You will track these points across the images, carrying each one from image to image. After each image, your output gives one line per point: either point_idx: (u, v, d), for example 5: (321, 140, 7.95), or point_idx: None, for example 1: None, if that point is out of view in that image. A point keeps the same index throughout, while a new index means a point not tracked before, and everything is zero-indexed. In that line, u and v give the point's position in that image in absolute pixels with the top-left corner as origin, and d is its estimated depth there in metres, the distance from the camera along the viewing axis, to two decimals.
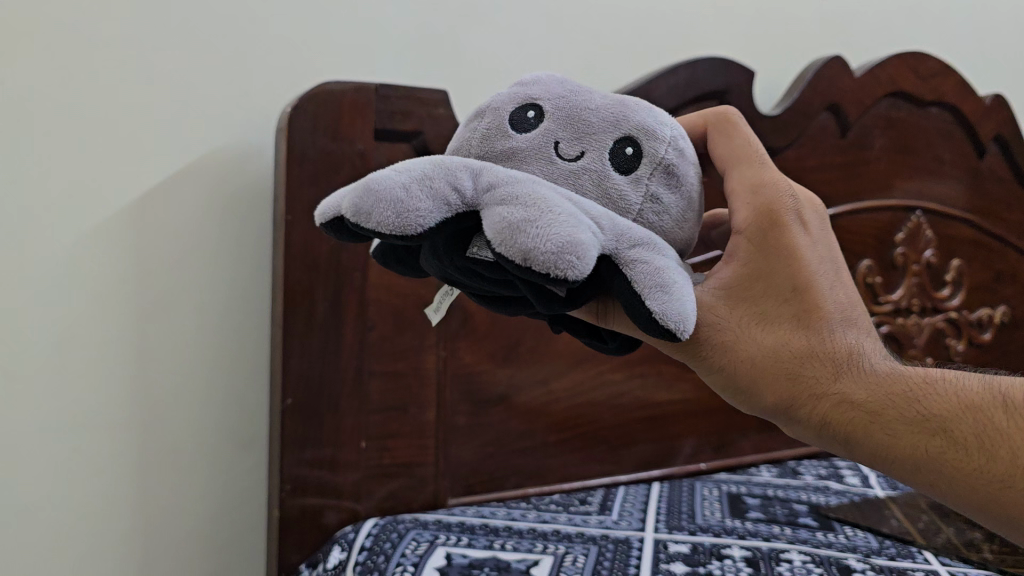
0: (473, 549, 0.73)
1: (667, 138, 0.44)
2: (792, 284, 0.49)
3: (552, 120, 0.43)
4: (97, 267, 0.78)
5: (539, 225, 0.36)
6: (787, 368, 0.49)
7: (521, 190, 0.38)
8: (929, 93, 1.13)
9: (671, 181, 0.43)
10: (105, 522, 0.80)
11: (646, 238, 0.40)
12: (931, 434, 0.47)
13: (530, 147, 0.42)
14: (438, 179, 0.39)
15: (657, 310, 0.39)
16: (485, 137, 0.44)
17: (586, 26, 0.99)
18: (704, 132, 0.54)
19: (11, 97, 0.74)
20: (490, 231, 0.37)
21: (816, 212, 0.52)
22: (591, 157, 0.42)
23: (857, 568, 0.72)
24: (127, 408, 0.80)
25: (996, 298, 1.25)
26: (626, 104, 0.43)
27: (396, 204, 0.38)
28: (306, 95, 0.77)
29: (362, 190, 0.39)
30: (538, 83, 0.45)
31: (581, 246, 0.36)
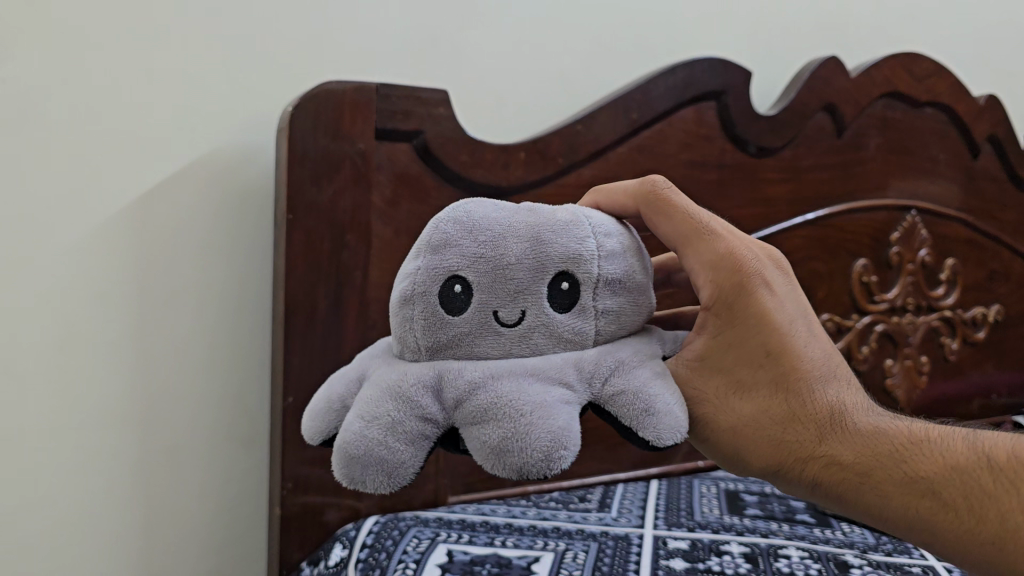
0: (475, 546, 0.73)
1: (595, 251, 0.42)
2: (768, 348, 0.50)
3: (481, 291, 0.41)
4: (96, 269, 0.78)
5: (517, 438, 0.37)
6: (772, 434, 0.50)
7: (486, 399, 0.38)
8: (923, 93, 1.14)
9: (612, 288, 0.43)
10: (106, 527, 0.81)
11: (612, 365, 0.41)
12: (922, 495, 0.48)
13: (473, 327, 0.41)
14: (406, 420, 0.39)
15: (653, 438, 0.40)
16: (424, 326, 0.41)
17: (585, 25, 1.00)
18: (636, 211, 0.52)
19: (13, 93, 0.74)
20: (480, 458, 0.38)
21: (776, 265, 0.53)
22: (533, 314, 0.41)
23: (855, 564, 0.72)
24: (123, 412, 0.80)
25: (990, 297, 1.26)
26: (542, 238, 0.41)
27: (386, 471, 0.38)
28: (308, 94, 0.77)
29: (344, 462, 0.39)
30: (447, 244, 0.41)
31: (563, 438, 0.37)
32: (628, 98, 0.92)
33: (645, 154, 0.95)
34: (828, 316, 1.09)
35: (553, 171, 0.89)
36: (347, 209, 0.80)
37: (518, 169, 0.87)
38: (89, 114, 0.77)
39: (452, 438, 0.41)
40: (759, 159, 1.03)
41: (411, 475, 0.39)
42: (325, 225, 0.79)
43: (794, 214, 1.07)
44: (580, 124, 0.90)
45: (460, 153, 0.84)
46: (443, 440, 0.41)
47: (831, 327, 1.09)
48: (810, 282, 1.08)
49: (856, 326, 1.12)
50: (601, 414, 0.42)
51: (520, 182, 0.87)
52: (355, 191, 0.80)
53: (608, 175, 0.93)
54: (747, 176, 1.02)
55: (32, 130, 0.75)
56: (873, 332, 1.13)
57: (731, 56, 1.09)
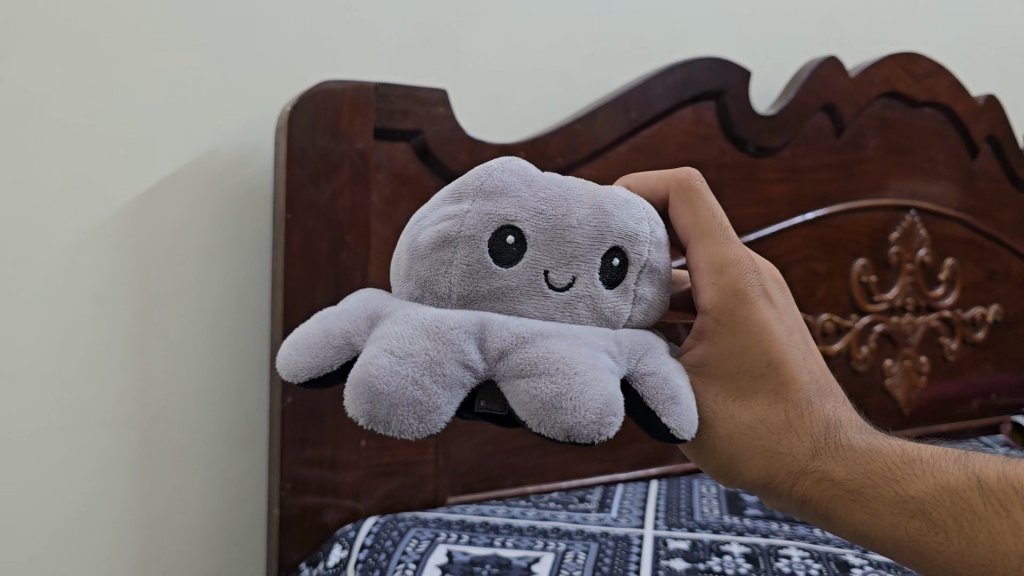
0: (474, 546, 0.73)
1: (648, 237, 0.43)
2: (768, 359, 0.52)
3: (536, 248, 0.40)
4: (98, 266, 0.78)
5: (573, 396, 0.36)
6: (767, 445, 0.52)
7: (537, 353, 0.37)
8: (923, 93, 1.14)
9: (652, 277, 0.44)
10: (106, 523, 0.80)
11: (644, 348, 0.41)
12: (910, 514, 0.49)
13: (520, 283, 0.40)
14: (446, 362, 0.37)
15: (674, 427, 0.40)
16: (464, 272, 0.40)
17: (584, 26, 1.00)
18: (664, 197, 0.53)
19: (9, 94, 0.74)
20: (525, 414, 0.37)
21: (779, 283, 0.55)
22: (583, 282, 0.41)
23: (855, 564, 0.72)
24: (126, 408, 0.80)
25: (989, 297, 1.26)
26: (605, 210, 0.42)
27: (418, 413, 0.36)
28: (306, 94, 0.77)
29: (367, 394, 0.36)
30: (505, 193, 0.41)
31: (616, 404, 0.36)
32: (627, 99, 0.92)
33: (644, 154, 0.95)
34: (828, 316, 1.09)
35: (551, 171, 0.89)
36: (346, 208, 0.80)
37: None
38: (82, 114, 0.76)
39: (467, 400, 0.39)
40: (758, 159, 1.03)
41: (439, 423, 0.37)
42: (324, 225, 0.79)
43: (793, 213, 1.07)
44: (579, 125, 0.90)
45: (459, 153, 0.84)
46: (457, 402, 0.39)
47: (831, 326, 1.09)
48: (810, 282, 1.08)
49: (855, 326, 1.12)
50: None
51: None
52: (354, 191, 0.80)
53: (606, 176, 0.93)
54: (746, 177, 1.02)
55: (26, 131, 0.74)
56: (872, 332, 1.13)
57: (731, 56, 1.09)
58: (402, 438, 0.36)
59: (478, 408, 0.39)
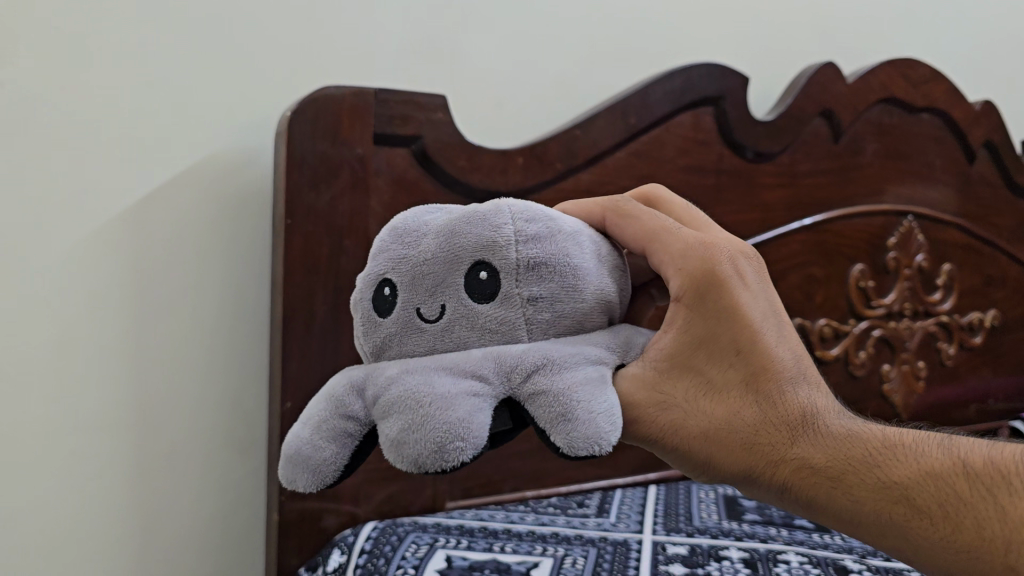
0: (473, 551, 0.73)
1: (513, 236, 0.41)
2: (738, 346, 0.48)
3: (401, 290, 0.42)
4: (93, 271, 0.78)
5: (413, 429, 0.37)
6: (743, 438, 0.48)
7: (396, 392, 0.39)
8: (920, 99, 1.14)
9: (539, 273, 0.41)
10: (101, 528, 0.80)
11: (537, 362, 0.40)
12: (895, 501, 0.47)
13: (398, 327, 0.42)
14: (330, 419, 0.41)
15: (564, 445, 0.38)
16: (364, 331, 0.43)
17: (585, 32, 1.00)
18: (601, 216, 0.51)
19: (14, 99, 0.74)
20: (387, 453, 0.39)
21: (746, 261, 0.51)
22: (452, 307, 0.41)
23: (854, 569, 0.72)
24: (121, 414, 0.80)
25: (986, 303, 1.26)
26: (455, 230, 0.41)
27: (308, 468, 0.40)
28: (307, 99, 0.77)
29: (282, 460, 0.41)
30: (379, 251, 0.43)
31: (457, 428, 0.37)
32: (626, 105, 0.93)
33: (642, 159, 0.95)
34: (826, 321, 1.09)
35: (552, 176, 0.89)
36: (346, 214, 0.80)
37: (516, 174, 0.87)
38: (86, 119, 0.76)
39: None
40: (756, 164, 1.03)
41: (335, 470, 0.41)
42: (324, 230, 0.79)
43: (790, 218, 1.07)
44: (578, 130, 0.90)
45: (459, 159, 0.84)
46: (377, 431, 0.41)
47: (829, 331, 1.09)
48: (808, 287, 1.08)
49: (854, 331, 1.12)
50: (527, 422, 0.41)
51: (519, 186, 0.87)
52: (353, 196, 0.80)
53: (606, 181, 0.93)
54: (744, 183, 1.03)
55: (26, 133, 0.74)
56: (870, 338, 1.13)
57: (728, 62, 1.10)
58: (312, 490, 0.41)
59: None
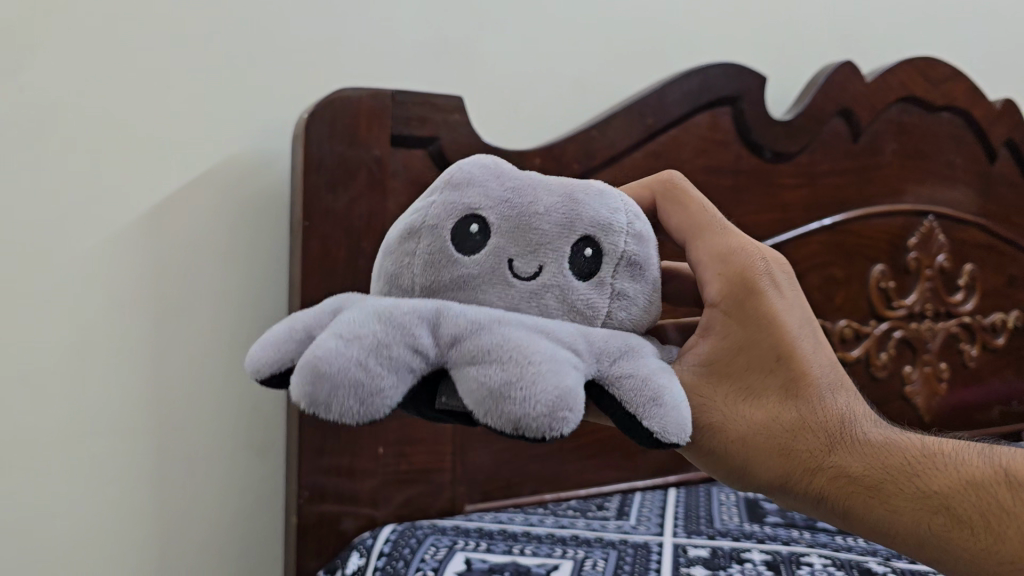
0: (493, 554, 0.72)
1: (623, 228, 0.41)
2: (777, 354, 0.48)
3: (500, 234, 0.39)
4: (115, 273, 0.78)
5: (523, 384, 0.34)
6: (780, 444, 0.48)
7: (490, 341, 0.35)
8: (940, 98, 1.13)
9: (633, 272, 0.41)
10: (121, 530, 0.80)
11: (620, 348, 0.39)
12: (935, 511, 0.47)
13: (483, 271, 0.38)
14: (394, 345, 0.35)
15: (658, 430, 0.37)
16: (429, 264, 0.39)
17: (601, 33, 1.00)
18: (651, 201, 0.53)
19: (35, 102, 0.74)
20: (473, 405, 0.34)
21: (786, 269, 0.52)
22: (550, 269, 0.39)
23: (879, 571, 0.71)
24: (141, 419, 0.80)
25: (1009, 303, 1.25)
26: (575, 197, 0.40)
27: (359, 393, 0.33)
28: (324, 102, 0.77)
29: (310, 369, 0.33)
30: (472, 182, 0.40)
31: (571, 397, 0.34)
32: (643, 106, 0.92)
33: (660, 160, 0.95)
34: (847, 322, 1.08)
35: (568, 178, 0.89)
36: (363, 216, 0.80)
37: (533, 175, 0.87)
38: (107, 122, 0.77)
39: (430, 388, 0.36)
40: (774, 164, 1.03)
41: (382, 410, 0.34)
42: (342, 232, 0.79)
43: (809, 218, 1.06)
44: (594, 131, 0.90)
45: None
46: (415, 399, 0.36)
47: (850, 333, 1.08)
48: (827, 288, 1.07)
49: (874, 332, 1.11)
50: (593, 401, 0.38)
51: None
52: (370, 198, 0.80)
53: (623, 182, 0.92)
54: (763, 183, 1.02)
55: (46, 138, 0.75)
56: (891, 339, 1.12)
57: (746, 61, 1.09)
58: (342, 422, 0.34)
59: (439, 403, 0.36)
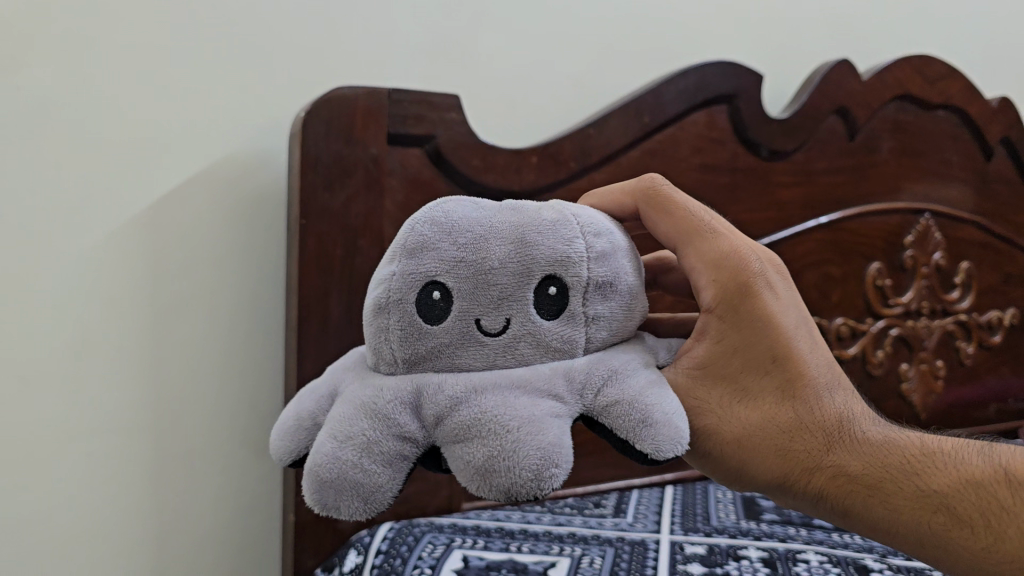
0: (490, 551, 0.72)
1: (585, 255, 0.39)
2: (772, 355, 0.48)
3: (461, 298, 0.38)
4: (111, 275, 0.78)
5: (504, 457, 0.34)
6: (778, 444, 0.48)
7: (469, 414, 0.36)
8: (936, 96, 1.13)
9: (605, 292, 0.40)
10: (117, 531, 0.80)
11: (605, 375, 0.39)
12: (934, 510, 0.47)
13: (453, 338, 0.38)
14: (383, 440, 0.36)
15: (652, 450, 0.37)
16: (400, 336, 0.38)
17: (597, 30, 1.00)
18: (634, 207, 0.50)
19: (32, 100, 0.74)
20: (465, 480, 0.35)
21: (779, 270, 0.51)
22: (518, 322, 0.38)
23: (875, 568, 0.72)
24: (137, 420, 0.80)
25: (1005, 301, 1.25)
26: (527, 240, 0.38)
27: (360, 495, 0.36)
28: (321, 100, 0.77)
29: (314, 486, 0.36)
30: (425, 246, 0.38)
31: (554, 454, 0.34)
32: (640, 103, 0.92)
33: (657, 158, 0.95)
34: (843, 320, 1.09)
35: (565, 176, 0.89)
36: (359, 214, 0.80)
37: (530, 173, 0.87)
38: (103, 122, 0.77)
39: (433, 455, 0.38)
40: (770, 162, 1.03)
41: (386, 501, 0.36)
42: (339, 230, 0.79)
43: (806, 217, 1.06)
44: (591, 129, 0.90)
45: (472, 158, 0.84)
46: (421, 459, 0.38)
47: (846, 330, 1.09)
48: (824, 287, 1.08)
49: (870, 330, 1.11)
50: (592, 426, 0.39)
51: (533, 185, 0.87)
52: (367, 196, 0.80)
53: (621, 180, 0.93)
54: (760, 182, 1.02)
55: (44, 136, 0.75)
56: (887, 337, 1.12)
57: (742, 60, 1.09)
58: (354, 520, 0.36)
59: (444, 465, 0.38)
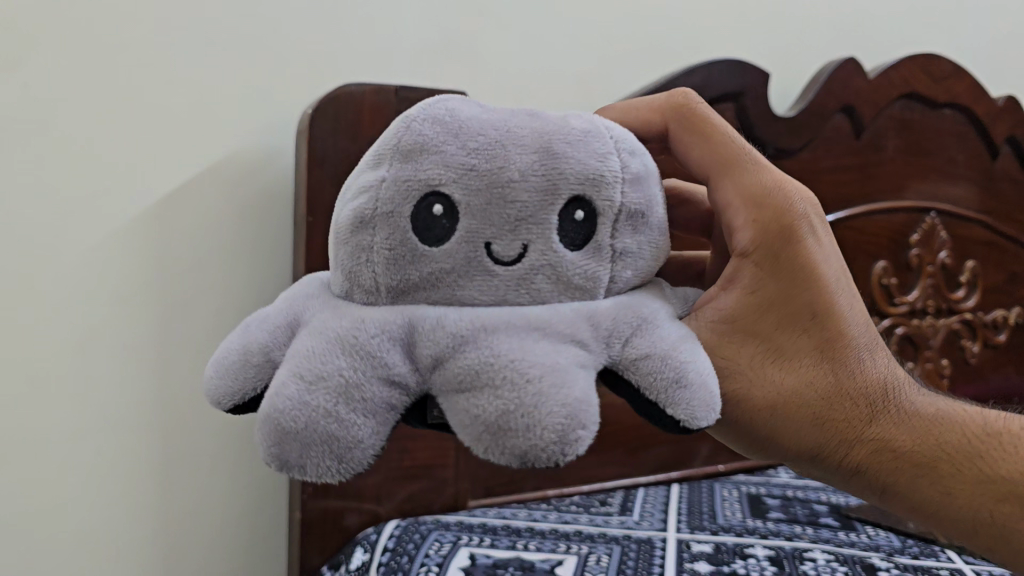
0: (497, 549, 0.73)
1: (616, 175, 0.36)
2: (818, 318, 0.49)
3: (468, 216, 0.34)
4: (119, 272, 0.78)
5: (522, 411, 0.31)
6: (822, 413, 0.49)
7: (478, 359, 0.33)
8: (942, 94, 1.12)
9: (634, 223, 0.37)
10: (125, 528, 0.80)
11: (629, 326, 0.36)
12: (962, 485, 0.51)
13: (457, 264, 0.35)
14: (365, 385, 0.33)
15: (683, 415, 0.35)
16: (388, 259, 0.35)
17: (604, 29, 1.00)
18: (668, 126, 0.50)
19: (42, 99, 0.74)
20: (473, 434, 0.33)
21: (820, 214, 0.50)
22: (536, 249, 0.35)
23: (882, 567, 0.72)
24: (146, 418, 0.80)
25: (1010, 300, 1.25)
26: (551, 152, 0.35)
27: (335, 450, 0.32)
28: (328, 97, 0.77)
29: (276, 435, 0.33)
30: (427, 151, 0.35)
31: (581, 413, 0.32)
32: None
33: None
34: None
35: None
36: None
37: None
38: (111, 119, 0.77)
39: (422, 406, 0.36)
40: (777, 160, 1.02)
41: (365, 459, 0.33)
42: None
43: None
44: None
45: None
46: (413, 408, 0.36)
47: None
48: None
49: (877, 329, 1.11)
50: (613, 380, 0.37)
51: None
52: None
53: None
54: None
55: (52, 134, 0.75)
56: (893, 335, 1.12)
57: (749, 59, 1.09)
58: (324, 481, 0.33)
59: (431, 420, 0.36)
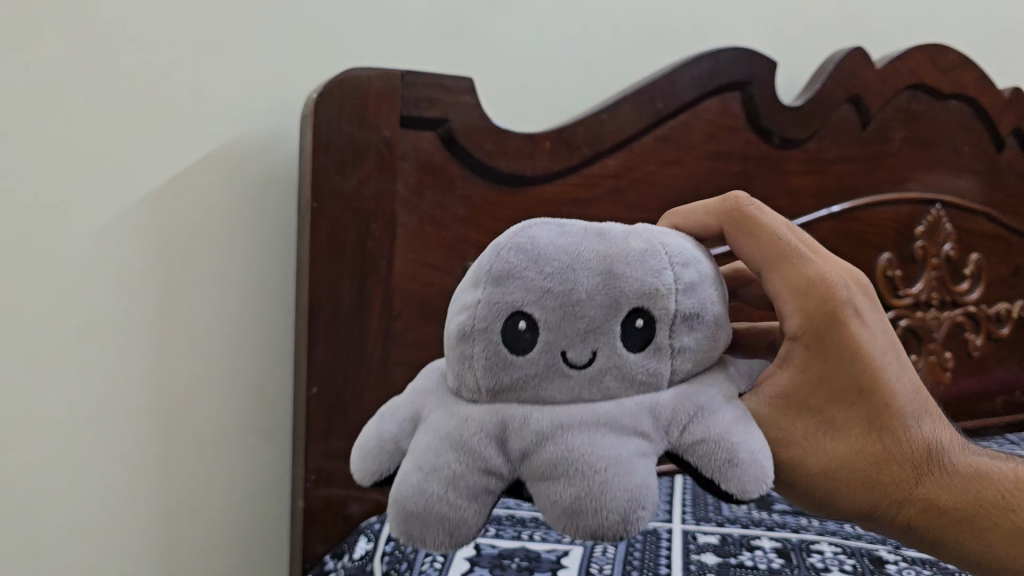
0: (502, 539, 0.72)
1: (673, 287, 0.37)
2: (862, 387, 0.48)
3: (548, 330, 0.35)
4: (119, 258, 0.77)
5: (591, 497, 0.33)
6: (869, 478, 0.49)
7: (556, 452, 0.35)
8: (949, 85, 1.11)
9: (691, 324, 0.38)
10: (124, 517, 0.80)
11: (691, 411, 0.37)
12: (1008, 539, 0.51)
13: (539, 371, 0.36)
14: (467, 475, 0.35)
15: (736, 491, 0.36)
16: (484, 367, 0.36)
17: (612, 14, 0.99)
18: (719, 225, 0.48)
19: (43, 84, 0.73)
20: (551, 519, 0.34)
21: (864, 290, 0.50)
22: (605, 356, 0.36)
23: (890, 559, 0.71)
24: (145, 405, 0.79)
25: (1015, 293, 1.25)
26: (615, 271, 0.36)
27: (446, 529, 0.35)
28: (334, 82, 0.76)
29: (400, 516, 0.35)
30: (511, 275, 0.36)
31: (642, 496, 0.33)
32: (653, 90, 0.91)
33: (668, 145, 0.94)
34: None
35: (578, 162, 0.88)
36: (372, 197, 0.79)
37: (543, 159, 0.86)
38: (113, 103, 0.76)
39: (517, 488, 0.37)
40: (783, 150, 1.02)
41: (473, 533, 0.36)
42: (350, 214, 0.78)
43: (817, 206, 1.05)
44: (605, 115, 0.89)
45: (486, 142, 0.83)
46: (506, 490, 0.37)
47: None
48: None
49: None
50: (677, 461, 0.38)
51: (545, 171, 0.86)
52: (380, 179, 0.79)
53: (632, 166, 0.92)
54: (772, 169, 1.01)
55: (53, 118, 0.74)
56: (897, 327, 1.12)
57: (756, 47, 1.08)
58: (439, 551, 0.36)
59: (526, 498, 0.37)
